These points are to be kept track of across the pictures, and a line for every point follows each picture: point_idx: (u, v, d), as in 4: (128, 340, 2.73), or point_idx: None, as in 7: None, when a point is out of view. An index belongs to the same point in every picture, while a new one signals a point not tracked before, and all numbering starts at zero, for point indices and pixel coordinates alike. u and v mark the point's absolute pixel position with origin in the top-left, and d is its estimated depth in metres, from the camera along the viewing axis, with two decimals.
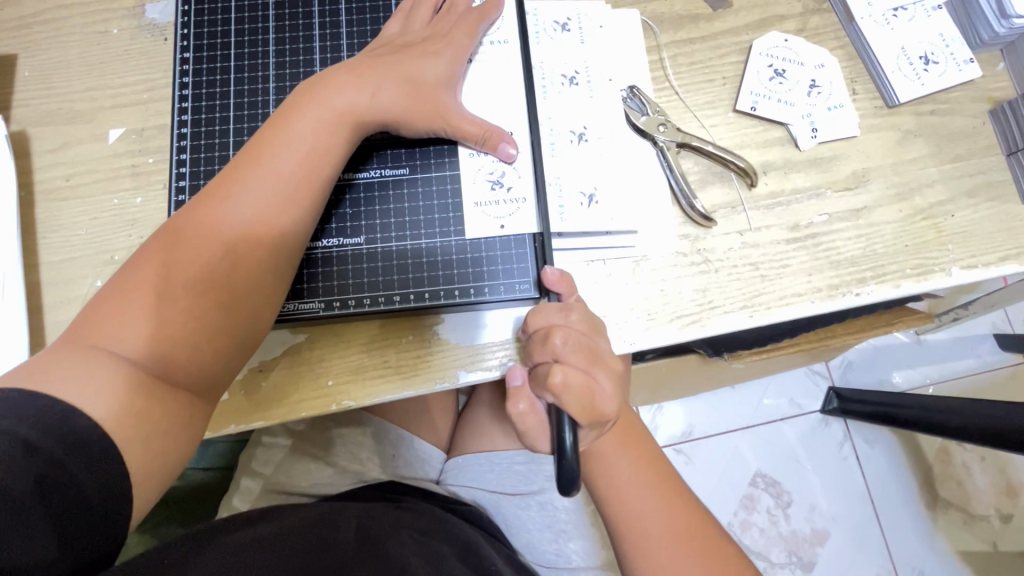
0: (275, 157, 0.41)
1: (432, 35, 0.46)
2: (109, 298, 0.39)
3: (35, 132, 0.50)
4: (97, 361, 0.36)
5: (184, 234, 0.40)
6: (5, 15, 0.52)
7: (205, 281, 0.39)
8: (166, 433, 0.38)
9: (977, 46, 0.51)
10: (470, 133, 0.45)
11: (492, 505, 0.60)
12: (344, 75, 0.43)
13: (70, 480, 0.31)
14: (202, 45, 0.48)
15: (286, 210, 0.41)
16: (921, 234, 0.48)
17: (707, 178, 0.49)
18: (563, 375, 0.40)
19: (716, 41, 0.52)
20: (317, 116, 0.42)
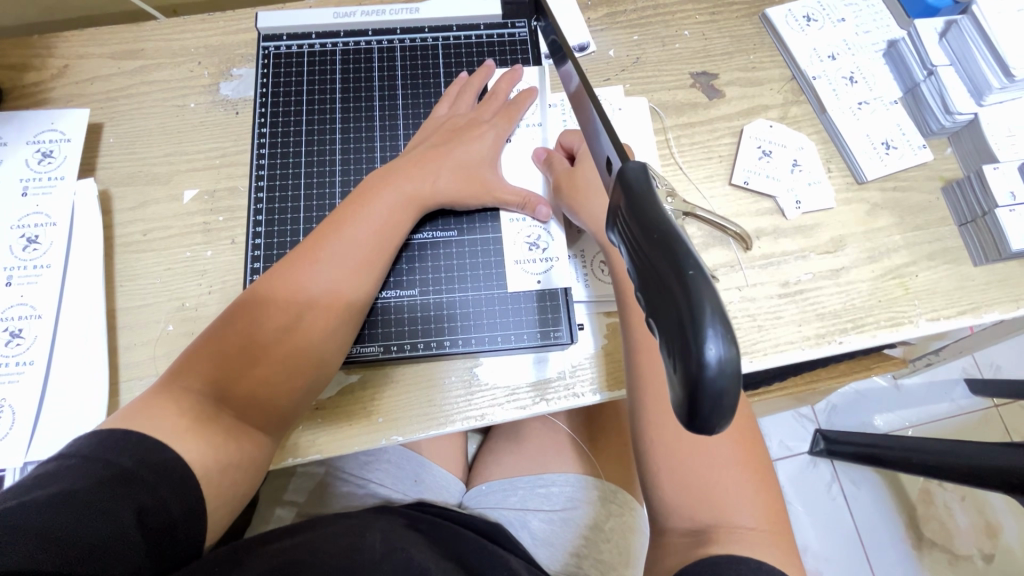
0: (352, 229, 0.48)
1: (478, 118, 0.55)
2: (204, 347, 0.45)
3: (116, 192, 0.56)
4: (191, 403, 0.43)
5: (272, 294, 0.46)
6: (95, 89, 0.59)
7: (291, 334, 0.45)
8: (241, 466, 0.44)
9: (929, 135, 0.61)
10: (512, 202, 0.53)
11: (516, 522, 0.63)
12: (410, 163, 0.51)
13: (163, 507, 0.38)
14: (277, 133, 0.57)
15: (361, 277, 0.48)
16: (892, 291, 0.56)
17: (709, 241, 0.57)
18: None
19: (713, 125, 0.61)
20: (389, 199, 0.49)
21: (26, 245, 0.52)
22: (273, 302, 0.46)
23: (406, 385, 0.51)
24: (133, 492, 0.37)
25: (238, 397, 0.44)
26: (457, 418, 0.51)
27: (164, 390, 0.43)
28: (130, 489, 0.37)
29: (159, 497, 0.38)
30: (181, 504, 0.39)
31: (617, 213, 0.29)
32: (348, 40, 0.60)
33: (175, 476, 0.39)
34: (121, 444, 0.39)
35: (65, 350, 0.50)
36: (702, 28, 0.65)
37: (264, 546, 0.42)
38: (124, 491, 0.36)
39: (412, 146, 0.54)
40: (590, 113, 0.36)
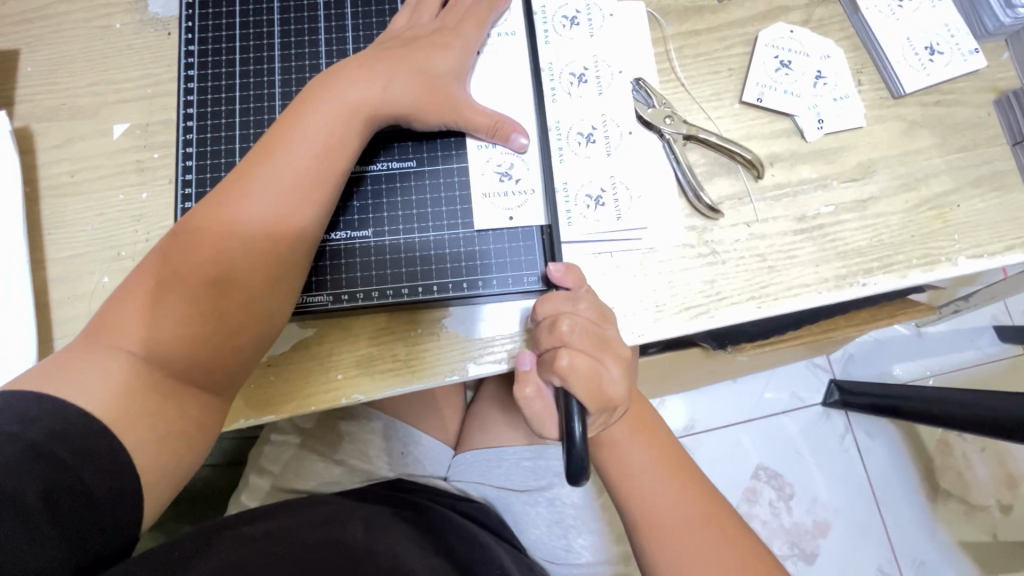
0: (289, 150, 0.41)
1: (440, 27, 0.47)
2: (125, 298, 0.39)
3: (38, 128, 0.50)
4: (115, 361, 0.37)
5: (200, 226, 0.40)
6: (7, 10, 0.52)
7: (228, 269, 0.40)
8: (179, 433, 0.39)
9: (982, 37, 0.51)
10: (482, 121, 0.46)
11: (500, 502, 0.60)
12: (355, 71, 0.43)
13: (81, 487, 0.33)
14: (208, 52, 0.49)
15: (307, 201, 0.41)
16: (928, 224, 0.48)
17: (713, 170, 0.49)
18: (570, 359, 0.41)
19: (722, 32, 0.52)
20: (334, 110, 0.42)
21: None
22: (201, 242, 0.40)
23: (369, 342, 0.46)
24: (42, 471, 0.32)
25: (167, 354, 0.38)
26: (427, 374, 0.46)
27: (86, 346, 0.38)
28: (34, 467, 0.32)
29: (75, 475, 0.33)
30: (103, 483, 0.34)
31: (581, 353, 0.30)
32: None
33: (93, 453, 0.34)
34: (33, 417, 0.34)
35: None
36: None
37: (227, 533, 0.41)
38: (31, 469, 0.31)
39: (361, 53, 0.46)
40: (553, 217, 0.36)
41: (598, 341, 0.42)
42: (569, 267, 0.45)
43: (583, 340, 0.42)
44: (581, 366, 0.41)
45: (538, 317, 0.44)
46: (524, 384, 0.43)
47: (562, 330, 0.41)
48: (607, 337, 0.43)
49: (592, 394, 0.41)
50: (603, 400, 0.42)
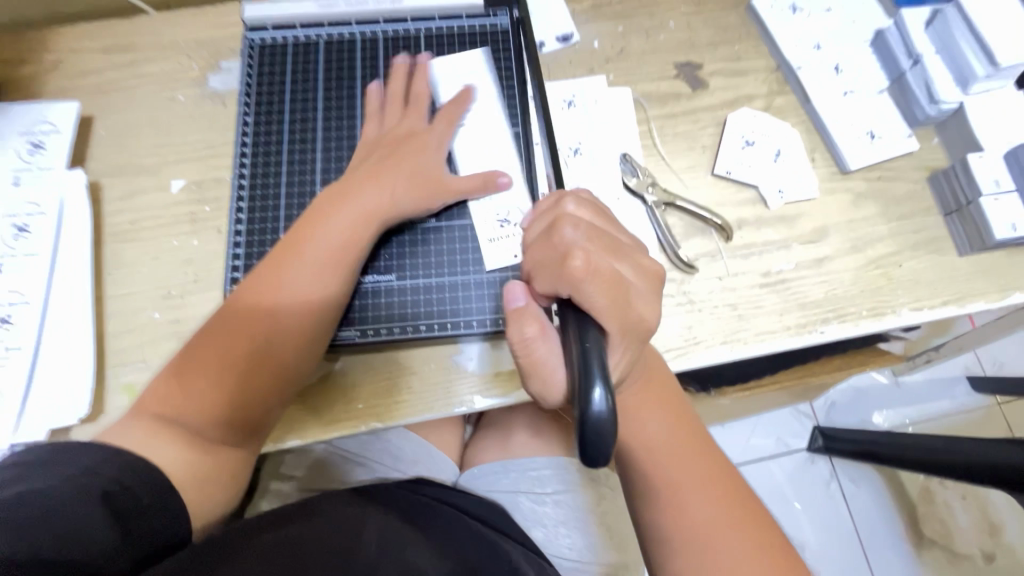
0: (305, 255, 0.48)
1: (424, 128, 0.54)
2: (163, 383, 0.46)
3: (106, 182, 0.57)
4: (155, 433, 0.44)
5: (236, 317, 0.47)
6: (87, 83, 0.61)
7: (261, 353, 0.47)
8: (214, 467, 0.45)
9: (915, 124, 0.60)
10: (474, 190, 0.53)
11: (510, 503, 0.67)
12: (360, 180, 0.51)
13: (130, 496, 0.38)
14: (261, 121, 0.58)
15: (326, 288, 0.48)
16: (875, 281, 0.56)
17: (690, 230, 0.57)
18: (584, 261, 0.40)
19: (697, 115, 0.61)
20: (346, 214, 0.50)
21: (15, 233, 0.52)
22: (230, 337, 0.47)
23: (401, 357, 0.53)
24: (96, 485, 0.37)
25: (200, 427, 0.45)
26: (438, 403, 0.52)
27: (136, 413, 0.45)
28: (90, 480, 0.37)
29: (127, 486, 0.38)
30: (151, 493, 0.39)
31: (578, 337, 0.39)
32: (332, 30, 0.60)
33: (144, 473, 0.40)
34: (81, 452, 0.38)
35: (55, 335, 0.51)
36: (687, 19, 0.65)
37: (260, 534, 0.42)
38: (86, 484, 0.36)
39: (360, 160, 0.54)
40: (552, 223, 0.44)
41: (606, 244, 0.42)
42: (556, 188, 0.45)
43: (585, 241, 0.42)
44: (598, 294, 0.40)
45: (539, 239, 0.44)
46: (524, 321, 0.42)
47: (562, 235, 0.42)
48: (614, 241, 0.43)
49: (613, 301, 0.40)
50: (625, 314, 0.41)
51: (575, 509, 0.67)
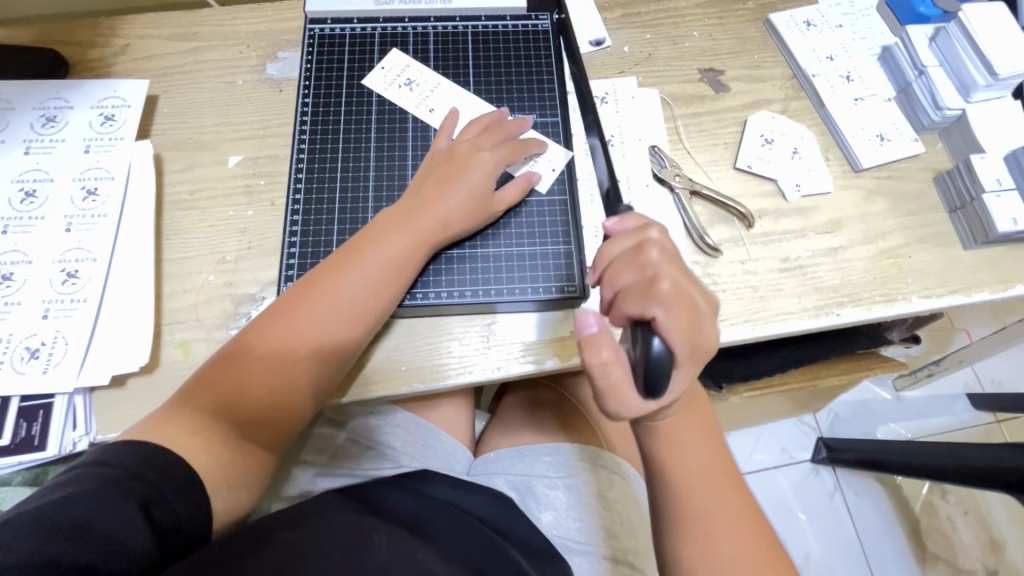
0: (358, 268, 0.51)
1: (475, 150, 0.56)
2: (213, 374, 0.48)
3: (168, 155, 0.61)
4: (194, 419, 0.46)
5: (276, 327, 0.49)
6: (153, 66, 0.65)
7: (298, 368, 0.49)
8: (249, 470, 0.48)
9: (920, 129, 0.65)
10: (514, 203, 0.56)
11: (523, 487, 0.68)
12: (416, 204, 0.53)
13: (164, 501, 0.41)
14: (319, 102, 0.62)
15: (372, 304, 0.51)
16: (886, 270, 0.60)
17: (714, 218, 0.61)
18: (669, 286, 0.42)
19: (719, 115, 0.66)
20: (401, 239, 0.52)
21: (85, 196, 0.56)
22: (278, 338, 0.49)
23: (430, 337, 0.55)
24: (135, 488, 0.40)
25: (234, 419, 0.47)
26: (475, 368, 0.54)
27: (176, 407, 0.46)
28: (134, 485, 0.40)
29: (161, 493, 0.41)
30: (183, 501, 0.42)
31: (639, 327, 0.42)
32: (387, 25, 0.65)
33: (182, 483, 0.43)
34: (123, 454, 0.42)
35: (116, 293, 0.54)
36: (709, 30, 0.70)
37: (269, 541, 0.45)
38: (126, 488, 0.40)
39: (418, 176, 0.56)
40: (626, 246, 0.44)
41: (682, 269, 0.43)
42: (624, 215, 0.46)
43: (671, 267, 0.43)
44: (677, 318, 0.41)
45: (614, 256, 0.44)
46: (599, 345, 0.42)
47: (649, 257, 0.43)
48: (686, 264, 0.44)
49: (686, 330, 0.41)
50: (694, 341, 0.42)
51: (585, 495, 0.68)
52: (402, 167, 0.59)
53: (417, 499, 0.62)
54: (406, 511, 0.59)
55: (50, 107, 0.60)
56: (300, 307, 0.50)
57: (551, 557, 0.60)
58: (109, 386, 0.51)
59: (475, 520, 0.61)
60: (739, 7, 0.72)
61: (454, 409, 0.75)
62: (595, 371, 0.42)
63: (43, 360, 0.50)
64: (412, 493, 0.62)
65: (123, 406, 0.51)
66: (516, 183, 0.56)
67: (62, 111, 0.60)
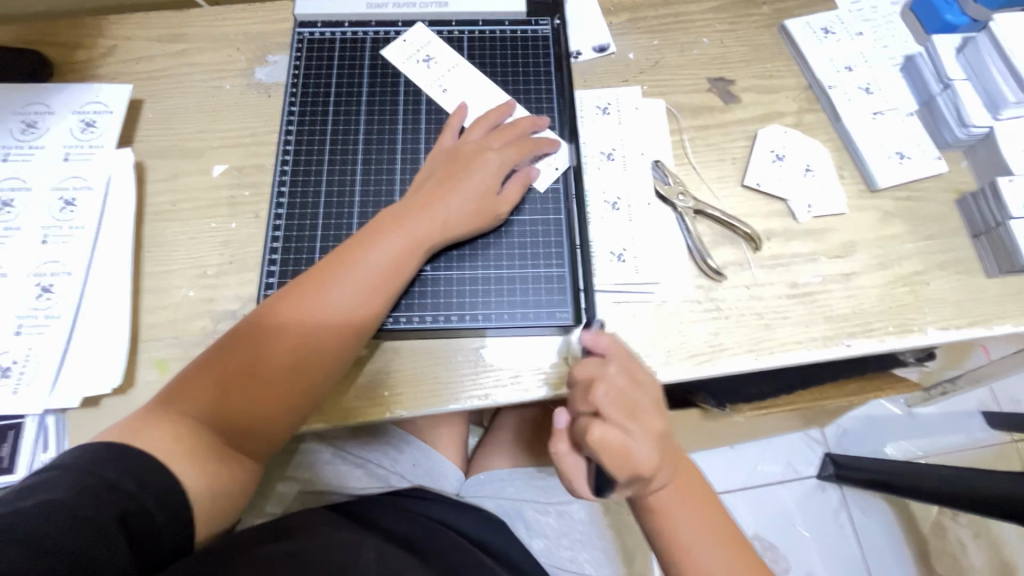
0: (360, 262, 0.47)
1: (483, 147, 0.53)
2: (198, 372, 0.45)
3: (151, 163, 0.59)
4: (175, 421, 0.43)
5: (267, 328, 0.46)
6: (139, 69, 0.63)
7: (287, 373, 0.45)
8: (233, 479, 0.44)
9: (943, 147, 0.61)
10: (517, 199, 0.53)
11: (515, 512, 0.65)
12: (424, 199, 0.50)
13: (145, 512, 0.38)
14: (306, 111, 0.59)
15: (371, 304, 0.47)
16: (901, 298, 0.56)
17: (719, 240, 0.58)
18: (604, 432, 0.42)
19: (728, 128, 0.62)
20: (403, 237, 0.48)
21: (63, 206, 0.54)
22: (269, 336, 0.46)
23: (413, 362, 0.53)
24: (114, 499, 0.37)
25: (215, 420, 0.44)
26: (462, 397, 0.52)
27: (156, 411, 0.43)
28: (112, 496, 0.37)
29: (143, 504, 0.38)
30: (165, 510, 0.39)
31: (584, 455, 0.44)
32: (379, 29, 0.63)
33: (164, 492, 0.40)
34: (103, 459, 0.39)
35: (93, 309, 0.52)
36: (720, 36, 0.67)
37: (253, 551, 0.42)
38: (105, 497, 0.37)
39: (423, 174, 0.53)
40: (586, 370, 0.45)
41: (626, 411, 0.44)
42: (602, 333, 0.47)
43: (616, 411, 0.43)
44: (610, 460, 0.42)
45: (575, 380, 0.46)
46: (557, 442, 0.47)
47: (596, 396, 0.43)
48: (638, 402, 0.44)
49: (621, 472, 0.42)
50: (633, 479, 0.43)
51: (577, 521, 0.66)
52: (390, 181, 0.56)
53: (406, 518, 0.59)
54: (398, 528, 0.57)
55: (31, 112, 0.58)
56: (295, 303, 0.46)
57: None
58: (82, 406, 0.50)
59: (470, 544, 0.58)
60: (753, 11, 0.68)
61: (443, 426, 0.71)
62: (554, 460, 0.48)
63: (14, 379, 0.49)
64: (402, 513, 0.60)
65: (96, 426, 0.49)
66: (516, 179, 0.54)
67: (43, 116, 0.58)
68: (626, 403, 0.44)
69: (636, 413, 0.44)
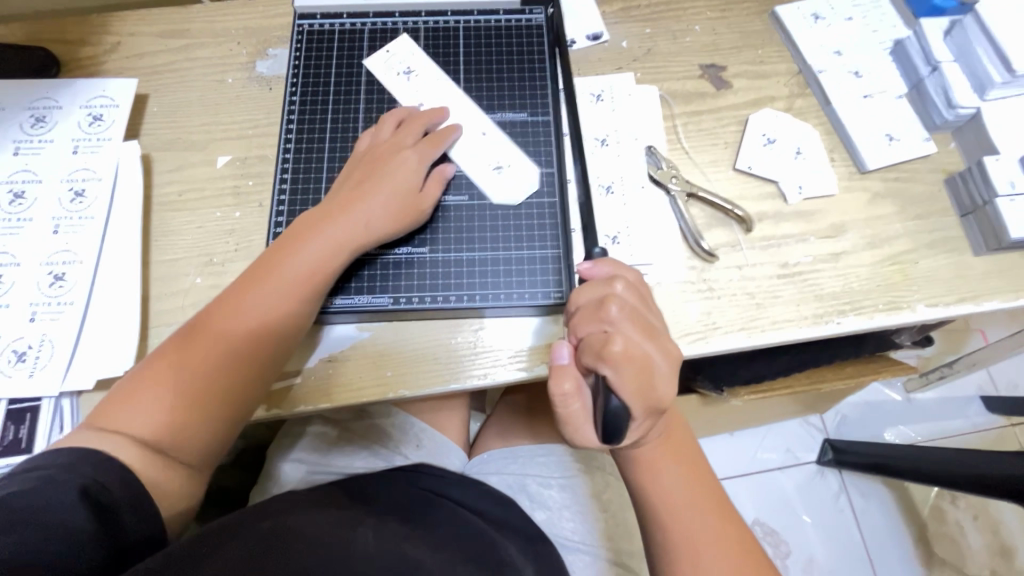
0: (285, 268, 0.48)
1: (398, 145, 0.54)
2: (128, 386, 0.45)
3: (157, 156, 0.60)
4: (117, 435, 0.43)
5: (187, 341, 0.47)
6: (143, 63, 0.64)
7: (223, 377, 0.46)
8: (185, 469, 0.45)
9: (932, 129, 0.62)
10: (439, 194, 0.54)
11: (518, 486, 0.67)
12: (345, 201, 0.51)
13: (105, 491, 0.40)
14: (306, 102, 0.60)
15: (289, 310, 0.48)
16: (891, 276, 0.57)
17: (711, 222, 0.59)
18: (625, 345, 0.40)
19: (721, 113, 0.64)
20: (319, 241, 0.49)
21: (72, 197, 0.56)
22: (203, 345, 0.46)
23: (414, 343, 0.54)
24: (76, 479, 0.39)
25: (154, 428, 0.44)
26: (461, 377, 0.53)
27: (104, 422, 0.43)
28: (71, 476, 0.39)
29: (104, 483, 0.40)
30: (124, 489, 0.41)
31: (599, 379, 0.41)
32: (377, 20, 0.64)
33: (123, 476, 0.41)
34: (62, 453, 0.41)
35: (104, 296, 0.54)
36: (712, 24, 0.68)
37: (249, 523, 0.44)
38: (65, 481, 0.39)
39: (342, 177, 0.54)
40: (589, 296, 0.44)
41: (642, 330, 0.42)
42: (598, 259, 0.48)
43: (631, 325, 0.42)
44: (630, 378, 0.40)
45: (581, 304, 0.44)
46: (561, 380, 0.42)
47: (610, 312, 0.42)
48: (652, 322, 0.43)
49: (638, 393, 0.40)
50: (649, 400, 0.41)
51: (579, 495, 0.67)
52: None
53: (408, 492, 0.61)
54: (404, 500, 0.59)
55: (39, 107, 0.59)
56: (224, 312, 0.47)
57: (548, 552, 0.59)
58: (94, 388, 0.51)
59: (471, 516, 0.59)
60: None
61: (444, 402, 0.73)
62: (557, 402, 0.43)
63: (30, 363, 0.51)
64: (406, 487, 0.62)
65: None
66: (436, 177, 0.54)
67: (52, 111, 0.60)
68: (641, 321, 0.42)
69: (653, 335, 0.42)
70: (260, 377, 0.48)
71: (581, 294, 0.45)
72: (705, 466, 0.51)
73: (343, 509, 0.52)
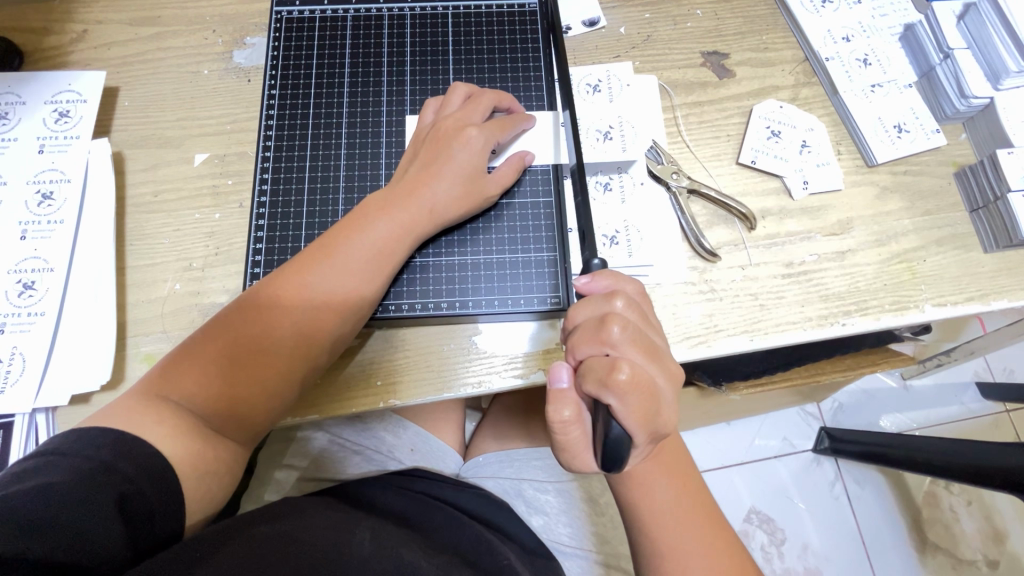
0: (349, 249, 0.46)
1: (466, 121, 0.51)
2: (185, 358, 0.44)
3: (130, 153, 0.57)
4: (164, 413, 0.41)
5: (250, 315, 0.45)
6: (112, 53, 0.61)
7: (275, 358, 0.44)
8: (220, 465, 0.43)
9: (943, 119, 0.60)
10: (509, 183, 0.52)
11: (514, 491, 0.65)
12: (413, 180, 0.49)
13: (141, 495, 0.37)
14: (286, 96, 0.57)
15: (357, 292, 0.46)
16: (898, 275, 0.55)
17: (713, 220, 0.57)
18: (630, 370, 0.38)
19: (723, 104, 0.61)
20: (387, 223, 0.47)
21: (41, 201, 0.53)
22: (263, 322, 0.45)
23: (405, 350, 0.52)
24: (114, 482, 0.36)
25: (203, 410, 0.43)
26: (454, 385, 0.51)
27: (146, 403, 0.41)
28: (110, 479, 0.36)
29: (140, 488, 0.37)
30: (158, 490, 0.38)
31: (601, 406, 0.38)
32: (360, 7, 0.60)
33: (159, 476, 0.39)
34: (102, 441, 0.38)
35: (79, 305, 0.51)
36: (714, 8, 0.64)
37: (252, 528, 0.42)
38: (103, 481, 0.36)
39: (410, 153, 0.52)
40: (590, 313, 0.42)
41: (645, 351, 0.40)
42: (597, 271, 0.45)
43: (634, 348, 0.40)
44: (635, 405, 0.37)
45: (579, 324, 0.42)
46: (560, 406, 0.40)
47: (611, 333, 0.40)
48: (654, 343, 0.41)
49: (643, 421, 0.38)
50: (653, 427, 0.39)
51: (574, 499, 0.66)
52: (375, 166, 0.55)
53: (405, 497, 0.59)
54: (399, 506, 0.57)
55: (2, 103, 0.56)
56: (285, 287, 0.45)
57: (544, 557, 0.58)
58: (71, 403, 0.49)
59: (470, 519, 0.58)
60: None
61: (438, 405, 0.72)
62: (555, 429, 0.41)
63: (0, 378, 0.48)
64: (400, 490, 0.60)
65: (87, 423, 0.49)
66: (509, 163, 0.52)
67: (15, 107, 0.56)
68: (645, 341, 0.40)
69: (655, 355, 0.40)
70: (314, 364, 0.46)
71: (579, 313, 0.42)
72: (701, 486, 0.50)
73: (344, 514, 0.50)
